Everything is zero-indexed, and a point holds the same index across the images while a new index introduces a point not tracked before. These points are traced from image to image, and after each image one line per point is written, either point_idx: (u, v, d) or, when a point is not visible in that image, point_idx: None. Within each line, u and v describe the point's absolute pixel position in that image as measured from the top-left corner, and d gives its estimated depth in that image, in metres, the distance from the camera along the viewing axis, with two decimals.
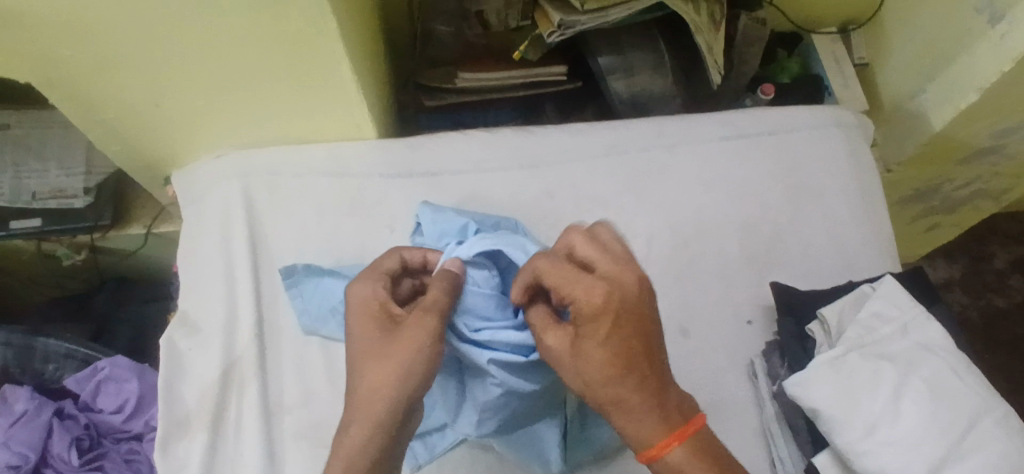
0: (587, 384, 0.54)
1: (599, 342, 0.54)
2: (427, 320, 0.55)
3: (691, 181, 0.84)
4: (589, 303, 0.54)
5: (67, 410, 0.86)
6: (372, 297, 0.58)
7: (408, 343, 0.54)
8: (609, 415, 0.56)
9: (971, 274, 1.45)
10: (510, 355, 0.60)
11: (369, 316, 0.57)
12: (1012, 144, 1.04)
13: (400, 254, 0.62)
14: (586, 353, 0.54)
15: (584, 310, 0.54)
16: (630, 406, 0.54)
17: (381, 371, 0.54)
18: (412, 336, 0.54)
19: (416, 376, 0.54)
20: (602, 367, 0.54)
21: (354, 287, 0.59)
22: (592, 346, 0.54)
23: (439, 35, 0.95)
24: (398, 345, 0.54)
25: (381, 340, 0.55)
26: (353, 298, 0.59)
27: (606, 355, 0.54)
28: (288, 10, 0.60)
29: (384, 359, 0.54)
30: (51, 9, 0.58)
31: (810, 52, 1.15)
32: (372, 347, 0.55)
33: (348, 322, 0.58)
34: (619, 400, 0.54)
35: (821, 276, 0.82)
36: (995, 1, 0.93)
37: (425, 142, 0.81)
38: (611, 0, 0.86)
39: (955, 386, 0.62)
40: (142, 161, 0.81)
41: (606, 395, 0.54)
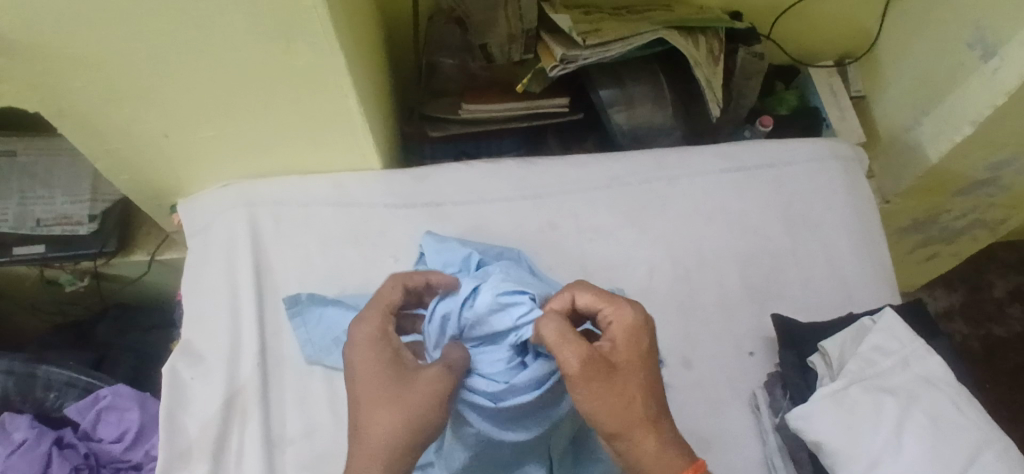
0: (631, 401, 0.56)
1: (640, 359, 0.58)
2: (445, 374, 0.58)
3: (691, 213, 0.85)
4: (636, 322, 0.59)
5: (67, 439, 0.85)
6: (380, 341, 0.60)
7: (427, 395, 0.56)
8: (641, 439, 0.56)
9: (971, 303, 1.45)
10: (481, 400, 0.61)
11: (381, 362, 0.58)
12: (1008, 175, 1.05)
13: (403, 284, 0.64)
14: (627, 369, 0.57)
15: (626, 329, 0.58)
16: (663, 425, 0.57)
17: (394, 420, 0.55)
18: (431, 391, 0.57)
19: (429, 427, 0.56)
20: (645, 383, 0.57)
21: (361, 326, 0.60)
22: (634, 362, 0.58)
23: (443, 68, 0.97)
24: (415, 397, 0.56)
25: (394, 386, 0.57)
26: (360, 338, 0.60)
27: (645, 372, 0.58)
28: (296, 43, 0.61)
29: (399, 407, 0.56)
30: (68, 44, 0.59)
31: (808, 83, 1.17)
32: (384, 395, 0.57)
33: (354, 362, 0.59)
34: (655, 419, 0.57)
35: (822, 308, 0.83)
36: (988, 36, 0.95)
37: (429, 172, 0.82)
38: (611, 36, 0.88)
39: (956, 419, 0.62)
40: (149, 190, 0.82)
41: (645, 414, 0.56)
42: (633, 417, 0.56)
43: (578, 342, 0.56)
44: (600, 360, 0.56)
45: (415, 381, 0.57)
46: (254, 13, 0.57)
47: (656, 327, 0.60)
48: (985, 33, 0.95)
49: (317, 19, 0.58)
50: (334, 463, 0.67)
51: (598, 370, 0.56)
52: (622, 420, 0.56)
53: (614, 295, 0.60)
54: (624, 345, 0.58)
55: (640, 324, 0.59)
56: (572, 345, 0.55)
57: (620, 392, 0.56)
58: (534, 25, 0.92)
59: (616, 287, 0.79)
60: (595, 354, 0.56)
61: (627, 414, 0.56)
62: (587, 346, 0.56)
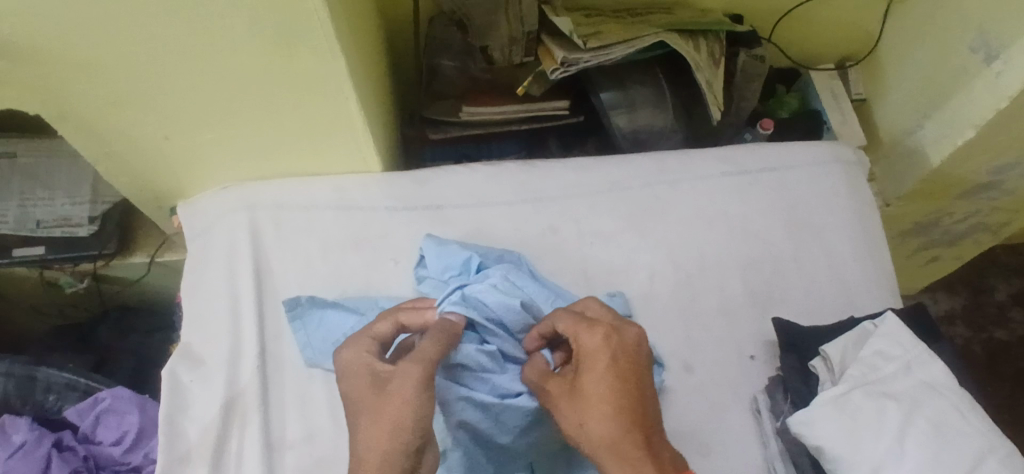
0: (581, 425, 0.58)
1: (599, 385, 0.58)
2: (415, 367, 0.57)
3: (692, 216, 0.85)
4: (590, 347, 0.60)
5: (67, 442, 0.84)
6: (360, 360, 0.59)
7: (402, 393, 0.56)
8: (600, 462, 0.57)
9: (972, 307, 1.45)
10: (487, 397, 0.65)
11: (362, 379, 0.58)
12: (1010, 179, 1.05)
13: (395, 319, 0.63)
14: (585, 396, 0.59)
15: (583, 355, 0.60)
16: (622, 448, 0.56)
17: (381, 424, 0.55)
18: (406, 387, 0.56)
19: (413, 422, 0.55)
20: (599, 406, 0.58)
21: (343, 353, 0.60)
22: (591, 388, 0.59)
23: (444, 69, 0.97)
24: (390, 401, 0.55)
25: (374, 395, 0.57)
26: (342, 365, 0.60)
27: (604, 396, 0.58)
28: (298, 47, 0.61)
29: (380, 416, 0.55)
30: (69, 47, 0.59)
31: (809, 88, 1.16)
32: (368, 405, 0.56)
33: (342, 389, 0.59)
34: (612, 442, 0.56)
35: (822, 312, 0.82)
36: (990, 40, 0.95)
37: (430, 175, 0.82)
38: (612, 39, 0.88)
39: (959, 426, 0.62)
40: (149, 192, 0.82)
41: (598, 436, 0.57)
42: (589, 441, 0.57)
43: (540, 373, 0.63)
44: (557, 387, 0.61)
45: (392, 385, 0.56)
46: (255, 17, 0.57)
47: (620, 346, 0.60)
48: (987, 37, 0.95)
49: (319, 22, 0.58)
50: (334, 468, 0.67)
51: (553, 397, 0.61)
52: (581, 443, 0.58)
53: (581, 321, 0.62)
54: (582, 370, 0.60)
55: (597, 349, 0.60)
56: (535, 377, 0.63)
57: (571, 418, 0.59)
58: (535, 28, 0.92)
59: (616, 290, 0.79)
60: (554, 382, 0.61)
61: (582, 439, 0.58)
62: (546, 379, 0.62)
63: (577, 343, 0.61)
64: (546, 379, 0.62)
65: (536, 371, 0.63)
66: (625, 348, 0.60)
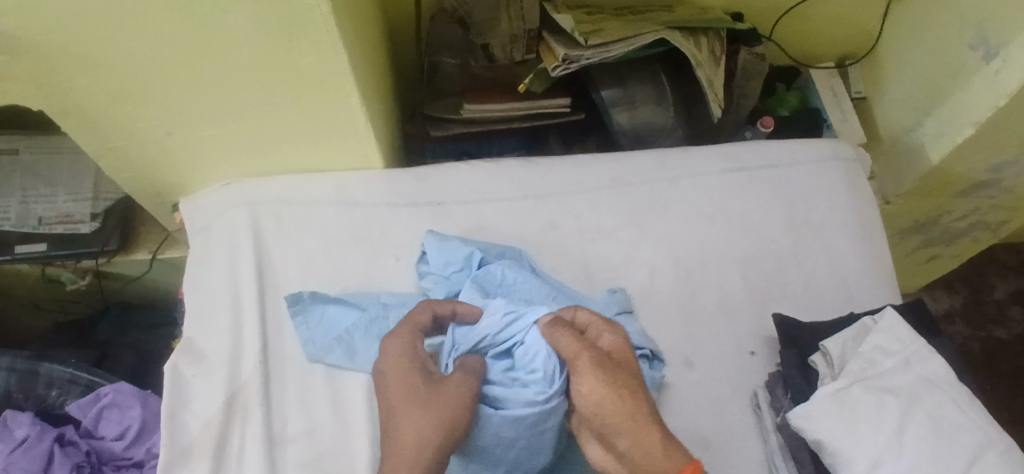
0: (636, 392, 0.59)
1: (638, 369, 0.62)
2: (468, 383, 0.59)
3: (692, 213, 0.85)
4: (625, 336, 0.63)
5: (68, 437, 0.84)
6: (409, 353, 0.60)
7: (452, 398, 0.57)
8: (648, 430, 0.57)
9: (972, 305, 1.45)
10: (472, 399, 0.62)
11: (410, 370, 0.59)
12: (1009, 177, 1.06)
13: (432, 308, 0.64)
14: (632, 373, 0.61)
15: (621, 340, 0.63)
16: (664, 422, 0.59)
17: (430, 421, 0.55)
18: (459, 395, 0.58)
19: (459, 431, 0.57)
20: (644, 383, 0.61)
21: (391, 341, 0.61)
22: (635, 369, 0.61)
23: (445, 67, 0.98)
24: (442, 400, 0.57)
25: (423, 391, 0.57)
26: (389, 352, 0.60)
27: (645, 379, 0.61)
28: (301, 43, 0.62)
29: (430, 409, 0.56)
30: (73, 41, 0.59)
31: (809, 86, 1.17)
32: (413, 397, 0.57)
33: (386, 374, 0.59)
34: (658, 415, 0.59)
35: (822, 309, 0.82)
36: (989, 38, 0.95)
37: (432, 172, 0.83)
38: (612, 36, 0.88)
39: (957, 420, 0.62)
40: (152, 188, 0.82)
41: (649, 406, 0.59)
42: (640, 409, 0.58)
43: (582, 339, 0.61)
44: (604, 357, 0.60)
45: (444, 389, 0.58)
46: (259, 13, 0.58)
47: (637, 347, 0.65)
48: (986, 34, 0.95)
49: (321, 18, 0.59)
50: (335, 463, 0.67)
51: (604, 363, 0.59)
52: (629, 411, 0.58)
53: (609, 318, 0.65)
54: (623, 353, 0.62)
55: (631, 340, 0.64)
56: (576, 341, 0.60)
57: (625, 384, 0.59)
58: (535, 26, 0.92)
59: (617, 286, 0.79)
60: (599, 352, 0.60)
61: (635, 405, 0.58)
62: (592, 349, 0.60)
63: (607, 335, 0.62)
64: (591, 352, 0.60)
65: (577, 342, 0.60)
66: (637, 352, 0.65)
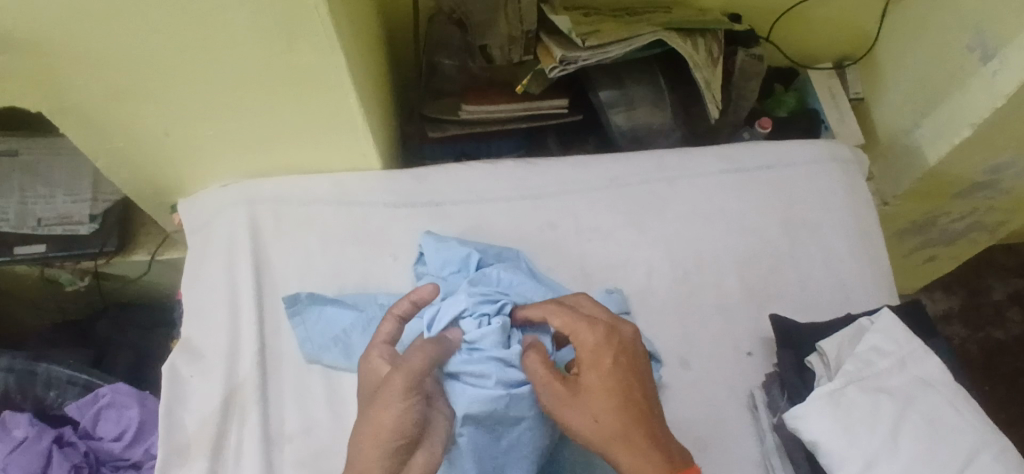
0: (598, 419, 0.57)
1: (608, 383, 0.59)
2: (400, 378, 0.57)
3: (690, 214, 0.85)
4: (596, 344, 0.60)
5: (67, 437, 0.85)
6: (370, 364, 0.62)
7: (379, 399, 0.57)
8: (614, 456, 0.57)
9: (970, 307, 1.45)
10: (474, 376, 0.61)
11: (370, 382, 0.61)
12: (1007, 178, 1.06)
13: (395, 312, 0.64)
14: (595, 393, 0.58)
15: (588, 352, 0.60)
16: (636, 441, 0.57)
17: (372, 422, 0.56)
18: (384, 394, 0.57)
19: (394, 429, 0.56)
20: (612, 401, 0.58)
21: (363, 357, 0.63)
22: (602, 387, 0.58)
23: (444, 68, 0.98)
24: (374, 404, 0.57)
25: (370, 398, 0.59)
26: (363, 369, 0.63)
27: (615, 392, 0.58)
28: (299, 44, 0.62)
29: (365, 414, 0.57)
30: (72, 42, 0.60)
31: (807, 87, 1.17)
32: (365, 407, 0.59)
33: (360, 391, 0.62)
34: (626, 436, 0.57)
35: (820, 309, 0.83)
36: (987, 40, 0.95)
37: (429, 172, 0.83)
38: (610, 38, 0.89)
39: (952, 421, 0.62)
40: (150, 188, 0.82)
41: (614, 429, 0.57)
42: (604, 436, 0.57)
43: (539, 369, 0.59)
44: (563, 384, 0.58)
45: (379, 389, 0.58)
46: (257, 14, 0.58)
47: (623, 342, 0.61)
48: (984, 36, 0.95)
49: (319, 19, 0.59)
50: (332, 462, 0.67)
51: (562, 394, 0.58)
52: (593, 439, 0.57)
53: (581, 320, 0.61)
54: (589, 368, 0.59)
55: (602, 346, 0.60)
56: (533, 373, 0.59)
57: (587, 411, 0.58)
58: (534, 26, 0.94)
59: (613, 286, 0.79)
60: (558, 379, 0.59)
61: (597, 434, 0.57)
62: (550, 374, 0.59)
63: (579, 343, 0.60)
64: (546, 382, 0.59)
65: (536, 371, 0.59)
66: (624, 344, 0.61)
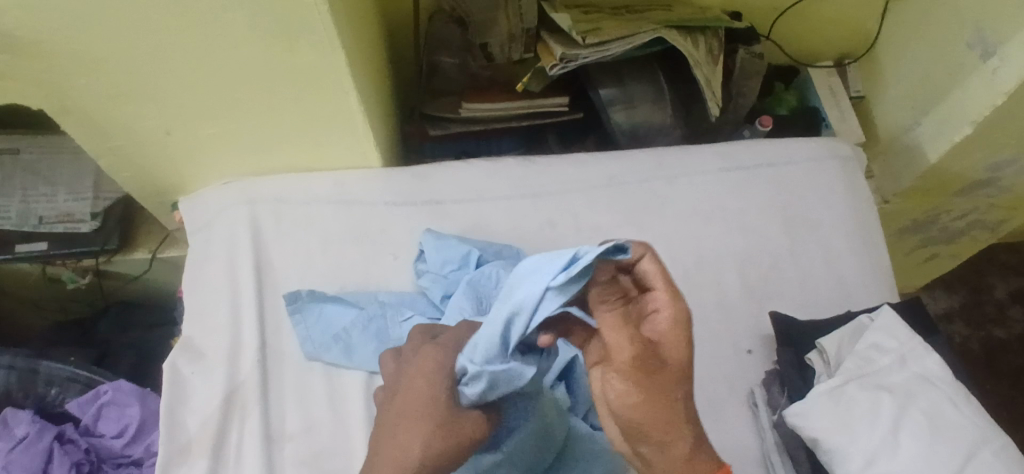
0: (676, 402, 0.50)
1: (687, 366, 0.51)
2: (480, 418, 0.55)
3: (690, 211, 0.85)
4: (687, 316, 0.52)
5: (68, 435, 0.85)
6: (441, 368, 0.55)
7: (467, 437, 0.53)
8: (673, 445, 0.50)
9: (972, 306, 1.45)
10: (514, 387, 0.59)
11: (438, 390, 0.54)
12: (1008, 176, 1.06)
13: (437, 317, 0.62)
14: (673, 371, 0.51)
15: (676, 324, 0.51)
16: (697, 435, 0.51)
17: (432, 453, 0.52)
18: (473, 435, 0.54)
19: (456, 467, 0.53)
20: (688, 385, 0.51)
21: (429, 352, 0.56)
22: (681, 367, 0.51)
23: (444, 67, 0.98)
24: (457, 434, 0.53)
25: (445, 418, 0.53)
26: (423, 366, 0.55)
27: (691, 377, 0.51)
28: (299, 40, 0.62)
29: (439, 434, 0.52)
30: (73, 43, 0.60)
31: (806, 85, 1.16)
32: (430, 420, 0.53)
33: (409, 386, 0.55)
34: (691, 427, 0.51)
35: (820, 307, 0.82)
36: (987, 37, 0.95)
37: (429, 171, 0.83)
38: (611, 35, 0.89)
39: (952, 417, 0.62)
40: (153, 188, 0.83)
41: (685, 416, 0.51)
42: (674, 424, 0.50)
43: (628, 326, 0.51)
44: (646, 352, 0.50)
45: (459, 419, 0.54)
46: (257, 13, 0.58)
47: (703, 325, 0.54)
48: (984, 34, 0.95)
49: (319, 17, 0.59)
50: (334, 460, 0.67)
51: (644, 363, 0.50)
52: (660, 426, 0.50)
53: (675, 285, 0.53)
54: (674, 343, 0.51)
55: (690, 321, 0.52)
56: (619, 330, 0.51)
57: (662, 388, 0.50)
58: (534, 25, 0.94)
59: None
60: (642, 346, 0.50)
61: (670, 417, 0.50)
62: (631, 335, 0.51)
63: (669, 309, 0.52)
64: (624, 342, 0.50)
65: (610, 328, 0.52)
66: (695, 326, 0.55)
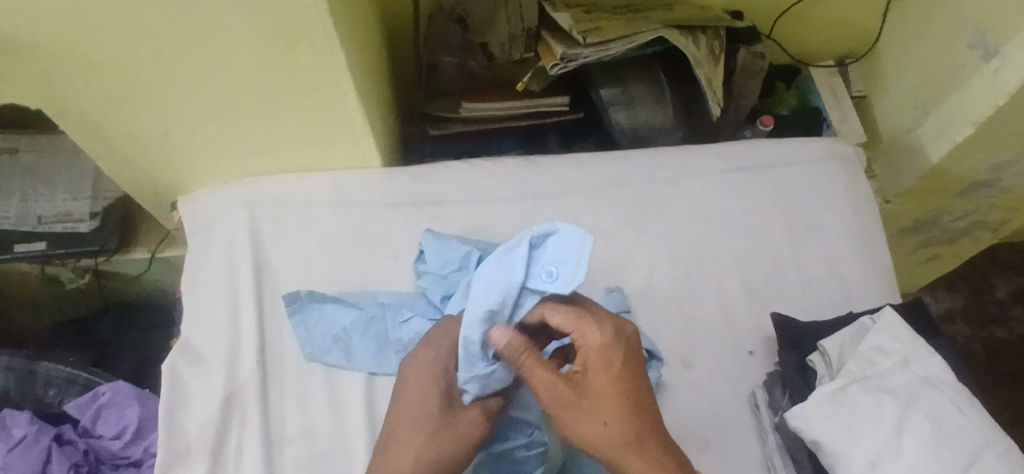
0: (609, 424, 0.55)
1: (617, 387, 0.56)
2: (481, 415, 0.58)
3: (691, 212, 0.85)
4: (602, 346, 0.56)
5: (67, 436, 0.85)
6: (433, 371, 0.59)
7: (461, 435, 0.57)
8: (625, 463, 0.55)
9: (973, 306, 1.45)
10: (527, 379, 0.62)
11: (431, 391, 0.58)
12: (1009, 177, 1.05)
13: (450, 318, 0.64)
14: (602, 397, 0.56)
15: (594, 356, 0.56)
16: (647, 447, 0.55)
17: (428, 453, 0.55)
18: (468, 432, 0.57)
19: (454, 466, 0.56)
20: (621, 408, 0.56)
21: (421, 355, 0.60)
22: (610, 391, 0.56)
23: (444, 67, 0.97)
24: (451, 432, 0.56)
25: (439, 418, 0.57)
26: (417, 369, 0.59)
27: (624, 396, 0.56)
28: (298, 42, 0.61)
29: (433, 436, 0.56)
30: (71, 43, 0.59)
31: (809, 84, 1.16)
32: (423, 422, 0.57)
33: (404, 389, 0.59)
34: (637, 442, 0.55)
35: (821, 309, 0.82)
36: (988, 37, 0.95)
37: (430, 172, 0.82)
38: (612, 35, 0.88)
39: (956, 421, 0.62)
40: (151, 189, 0.82)
41: (621, 436, 0.55)
42: (617, 443, 0.55)
43: (541, 373, 0.55)
44: (569, 390, 0.55)
45: (454, 420, 0.57)
46: (255, 14, 0.57)
47: (631, 342, 0.57)
48: (985, 34, 0.95)
49: (317, 18, 0.59)
50: (334, 462, 0.67)
51: (570, 400, 0.55)
52: (603, 448, 0.55)
53: (583, 321, 0.56)
54: (597, 373, 0.56)
55: (607, 349, 0.56)
56: (535, 376, 0.55)
57: (594, 414, 0.55)
58: (534, 25, 0.93)
59: (614, 286, 0.79)
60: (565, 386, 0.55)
61: (609, 439, 0.55)
62: (546, 377, 0.55)
63: (585, 342, 0.56)
64: (541, 385, 0.55)
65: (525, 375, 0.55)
66: (633, 347, 0.57)
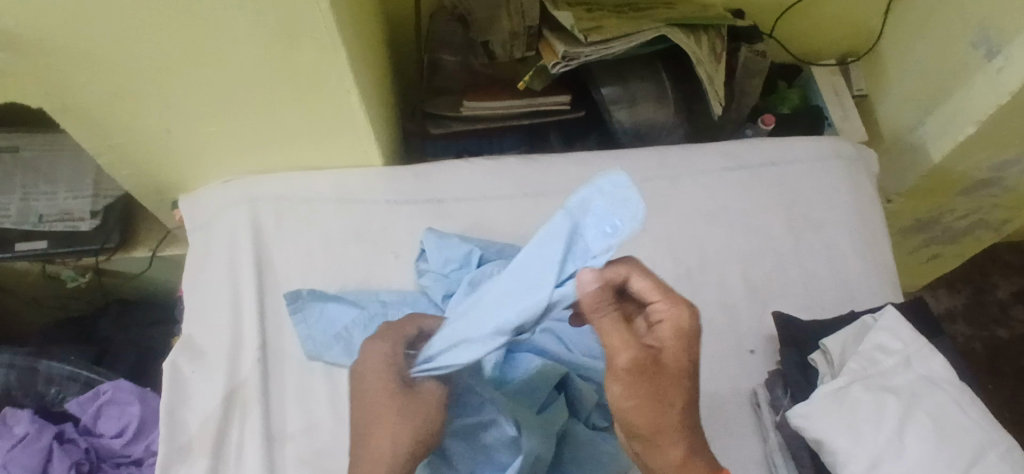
0: (669, 404, 0.53)
1: (686, 370, 0.53)
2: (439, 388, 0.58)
3: (693, 211, 0.85)
4: (687, 327, 0.53)
5: (68, 434, 0.85)
6: (384, 356, 0.59)
7: (424, 409, 0.57)
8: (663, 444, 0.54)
9: (974, 306, 1.45)
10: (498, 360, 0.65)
11: (385, 376, 0.58)
12: (1011, 176, 1.05)
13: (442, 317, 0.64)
14: (672, 377, 0.53)
15: (675, 335, 0.53)
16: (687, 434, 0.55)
17: (400, 433, 0.55)
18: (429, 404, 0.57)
19: (426, 440, 0.56)
20: (683, 392, 0.53)
21: (369, 343, 0.60)
22: (679, 373, 0.53)
23: (445, 65, 0.98)
24: (413, 410, 0.56)
25: (399, 399, 0.57)
26: (366, 357, 0.59)
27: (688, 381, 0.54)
28: (300, 39, 0.61)
29: (398, 417, 0.56)
30: (73, 40, 0.59)
31: (810, 84, 1.16)
32: (384, 405, 0.57)
33: (358, 377, 0.59)
34: (682, 428, 0.54)
35: (822, 308, 0.82)
36: (990, 36, 0.94)
37: (432, 170, 0.82)
38: (613, 33, 0.88)
39: (959, 420, 0.62)
40: (152, 186, 0.82)
41: (677, 421, 0.54)
42: (665, 424, 0.53)
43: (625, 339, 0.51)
44: (647, 362, 0.52)
45: (413, 397, 0.57)
46: (257, 11, 0.57)
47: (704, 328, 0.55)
48: (988, 33, 0.95)
49: (318, 15, 0.58)
50: (334, 459, 0.67)
51: (645, 372, 0.52)
52: (651, 426, 0.53)
53: (673, 296, 0.53)
54: (674, 352, 0.53)
55: (690, 331, 0.53)
56: (616, 338, 0.51)
57: (658, 393, 0.52)
58: (536, 21, 0.92)
59: None
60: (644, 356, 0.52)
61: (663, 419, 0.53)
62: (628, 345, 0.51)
63: (669, 320, 0.53)
64: (622, 353, 0.51)
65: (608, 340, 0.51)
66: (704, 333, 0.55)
